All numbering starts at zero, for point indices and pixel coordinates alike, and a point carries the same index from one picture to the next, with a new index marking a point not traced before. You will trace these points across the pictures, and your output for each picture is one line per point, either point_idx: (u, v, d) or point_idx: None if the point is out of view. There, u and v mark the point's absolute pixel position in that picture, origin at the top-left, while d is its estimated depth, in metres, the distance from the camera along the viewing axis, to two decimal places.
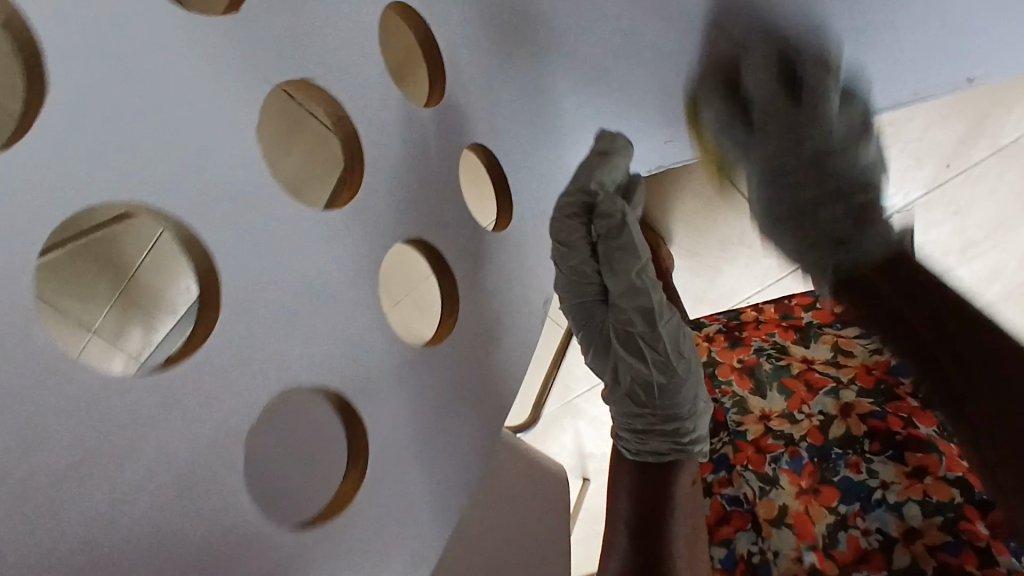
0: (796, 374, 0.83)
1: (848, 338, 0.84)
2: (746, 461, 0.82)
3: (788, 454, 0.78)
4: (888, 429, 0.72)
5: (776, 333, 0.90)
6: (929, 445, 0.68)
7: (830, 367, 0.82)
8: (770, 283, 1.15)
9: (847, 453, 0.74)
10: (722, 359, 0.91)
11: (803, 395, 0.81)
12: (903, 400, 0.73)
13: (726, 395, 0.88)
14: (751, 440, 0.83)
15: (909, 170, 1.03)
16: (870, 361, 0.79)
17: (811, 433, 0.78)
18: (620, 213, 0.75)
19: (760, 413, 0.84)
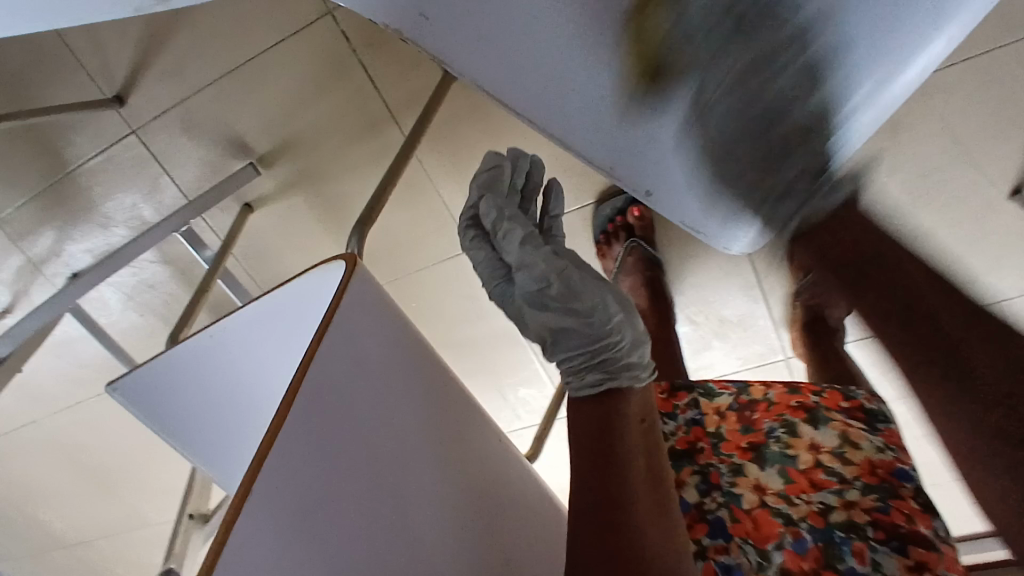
0: (801, 466, 0.78)
1: (856, 428, 0.78)
2: (744, 534, 0.76)
3: (791, 535, 0.74)
4: (890, 522, 0.71)
5: (785, 412, 0.82)
6: (930, 543, 0.69)
7: (836, 458, 0.77)
8: (751, 365, 1.20)
9: (850, 537, 0.71)
10: (728, 433, 0.84)
11: (804, 483, 0.77)
12: (905, 499, 0.72)
13: (724, 462, 0.82)
14: (747, 510, 0.77)
15: None
16: (874, 456, 0.75)
17: (811, 515, 0.74)
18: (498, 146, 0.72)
19: (755, 482, 0.79)
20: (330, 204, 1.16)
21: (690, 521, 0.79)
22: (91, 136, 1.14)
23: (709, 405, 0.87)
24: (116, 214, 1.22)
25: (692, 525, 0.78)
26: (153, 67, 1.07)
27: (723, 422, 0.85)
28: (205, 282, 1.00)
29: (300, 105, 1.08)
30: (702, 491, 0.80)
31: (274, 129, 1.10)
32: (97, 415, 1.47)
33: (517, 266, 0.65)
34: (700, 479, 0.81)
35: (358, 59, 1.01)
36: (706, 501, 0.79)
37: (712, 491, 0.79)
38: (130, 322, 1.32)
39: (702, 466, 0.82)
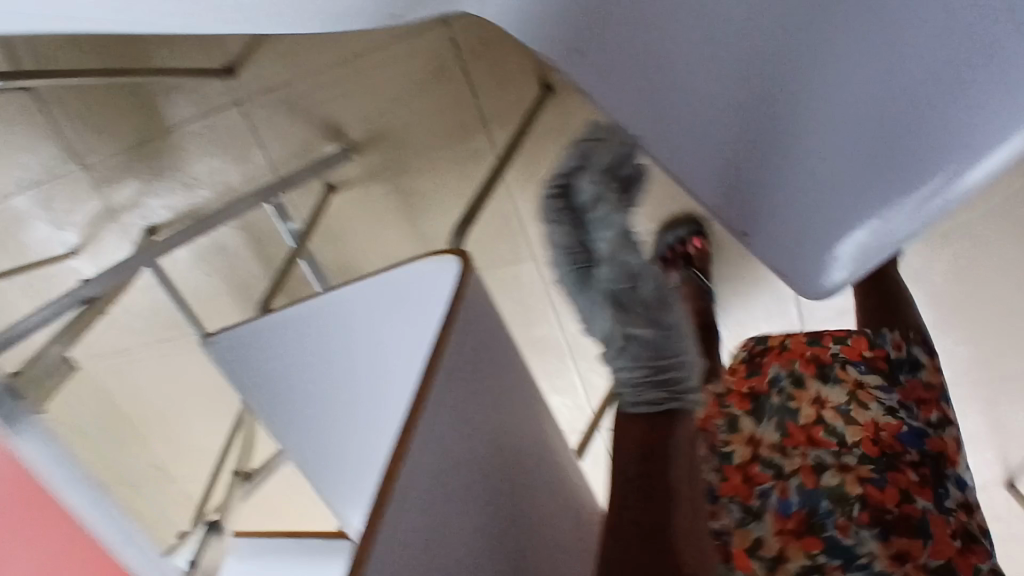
0: (801, 421, 0.83)
1: (867, 389, 0.82)
2: (731, 492, 0.84)
3: (778, 492, 0.80)
4: (880, 501, 0.75)
5: (797, 362, 0.87)
6: (920, 532, 0.74)
7: (839, 418, 0.81)
8: None
9: (835, 512, 0.76)
10: (736, 381, 0.92)
11: (800, 438, 0.82)
12: (903, 474, 0.77)
13: (722, 413, 0.90)
14: (739, 467, 0.85)
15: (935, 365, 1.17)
16: (880, 419, 0.79)
17: (804, 473, 0.80)
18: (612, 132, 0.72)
19: (748, 438, 0.87)
20: (408, 199, 1.22)
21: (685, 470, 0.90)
22: (194, 101, 1.21)
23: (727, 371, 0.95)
24: (202, 175, 1.29)
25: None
26: (270, 46, 1.14)
27: (734, 380, 0.92)
28: None
29: (398, 102, 1.14)
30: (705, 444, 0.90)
31: (370, 120, 1.16)
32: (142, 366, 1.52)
33: (610, 253, 0.68)
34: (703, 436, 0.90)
35: (464, 66, 1.08)
36: (709, 462, 0.88)
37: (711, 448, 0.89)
38: (195, 281, 1.39)
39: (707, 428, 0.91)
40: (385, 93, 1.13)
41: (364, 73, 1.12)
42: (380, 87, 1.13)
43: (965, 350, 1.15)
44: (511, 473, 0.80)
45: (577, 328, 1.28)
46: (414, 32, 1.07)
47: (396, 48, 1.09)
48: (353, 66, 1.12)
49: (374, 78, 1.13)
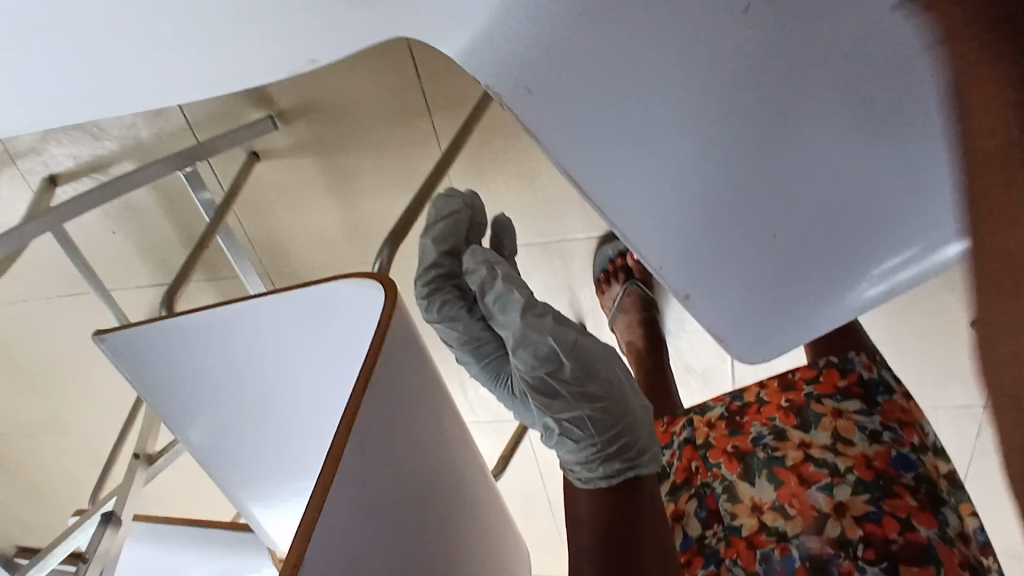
0: (788, 464, 0.81)
1: (847, 419, 0.82)
2: (735, 556, 0.79)
3: (780, 551, 0.77)
4: (883, 536, 0.74)
5: (777, 417, 0.85)
6: (927, 557, 0.72)
7: (827, 453, 0.80)
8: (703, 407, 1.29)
9: (839, 556, 0.74)
10: (715, 438, 0.87)
11: (796, 489, 0.79)
12: (900, 498, 0.75)
13: (716, 478, 0.84)
14: (744, 534, 0.79)
15: None
16: (868, 451, 0.79)
17: (804, 530, 0.77)
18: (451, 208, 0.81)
19: (751, 505, 0.81)
20: (339, 177, 1.14)
21: (690, 554, 0.81)
22: None
23: (701, 422, 0.90)
24: (111, 129, 1.16)
25: (692, 557, 0.81)
26: None
27: (712, 432, 0.88)
28: (206, 236, 0.97)
29: (332, 76, 1.03)
30: (703, 519, 0.83)
31: (299, 90, 1.06)
32: (38, 321, 1.41)
33: (519, 343, 0.72)
34: (698, 505, 0.84)
35: (408, 50, 0.97)
36: (705, 534, 0.82)
37: (712, 520, 0.82)
38: (99, 238, 1.27)
39: (698, 489, 0.86)
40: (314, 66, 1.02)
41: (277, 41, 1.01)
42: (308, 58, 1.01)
43: None
44: (444, 492, 0.76)
45: None
46: None
47: None
48: None
49: None
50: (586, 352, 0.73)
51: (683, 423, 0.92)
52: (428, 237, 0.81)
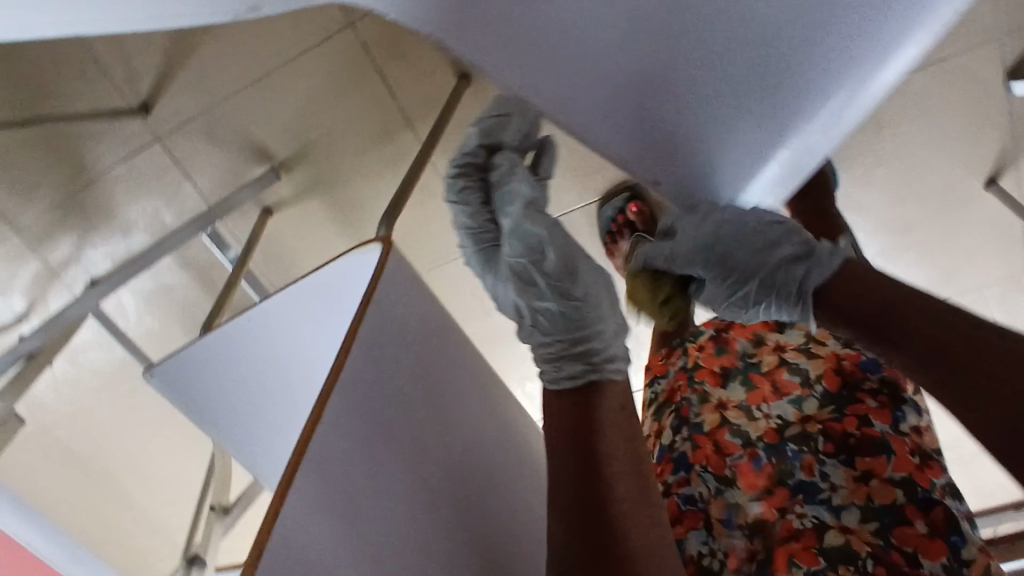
0: (764, 370, 0.84)
1: (823, 329, 0.82)
2: (703, 461, 0.82)
3: (747, 455, 0.80)
4: (840, 431, 0.75)
5: (758, 330, 0.88)
6: (879, 447, 0.72)
7: (799, 364, 0.82)
8: None
9: (802, 451, 0.76)
10: (701, 359, 0.91)
11: (765, 393, 0.82)
12: (862, 400, 0.75)
13: (694, 391, 0.88)
14: (708, 434, 0.83)
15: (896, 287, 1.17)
16: (836, 355, 0.79)
17: (767, 433, 0.79)
18: (511, 108, 0.86)
19: (716, 403, 0.85)
20: (346, 205, 1.22)
21: (664, 462, 0.87)
22: (114, 145, 1.18)
23: (692, 347, 0.92)
24: (138, 220, 1.27)
25: (665, 465, 0.86)
26: (177, 78, 1.13)
27: (701, 353, 0.91)
28: (233, 279, 1.06)
29: (318, 111, 1.14)
30: (676, 428, 0.87)
31: (292, 133, 1.16)
32: (109, 420, 1.50)
33: (512, 231, 0.76)
34: (675, 416, 0.88)
35: (375, 65, 1.09)
36: (675, 440, 0.86)
37: (684, 426, 0.87)
38: (146, 325, 1.36)
39: (678, 403, 0.89)
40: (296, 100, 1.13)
41: (272, 104, 1.13)
42: (293, 96, 1.13)
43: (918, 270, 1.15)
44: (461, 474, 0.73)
45: None
46: (330, 41, 1.07)
47: (304, 57, 1.09)
48: (263, 82, 1.12)
49: (286, 91, 1.12)
50: (572, 254, 0.76)
51: (678, 352, 0.95)
52: (474, 131, 0.87)
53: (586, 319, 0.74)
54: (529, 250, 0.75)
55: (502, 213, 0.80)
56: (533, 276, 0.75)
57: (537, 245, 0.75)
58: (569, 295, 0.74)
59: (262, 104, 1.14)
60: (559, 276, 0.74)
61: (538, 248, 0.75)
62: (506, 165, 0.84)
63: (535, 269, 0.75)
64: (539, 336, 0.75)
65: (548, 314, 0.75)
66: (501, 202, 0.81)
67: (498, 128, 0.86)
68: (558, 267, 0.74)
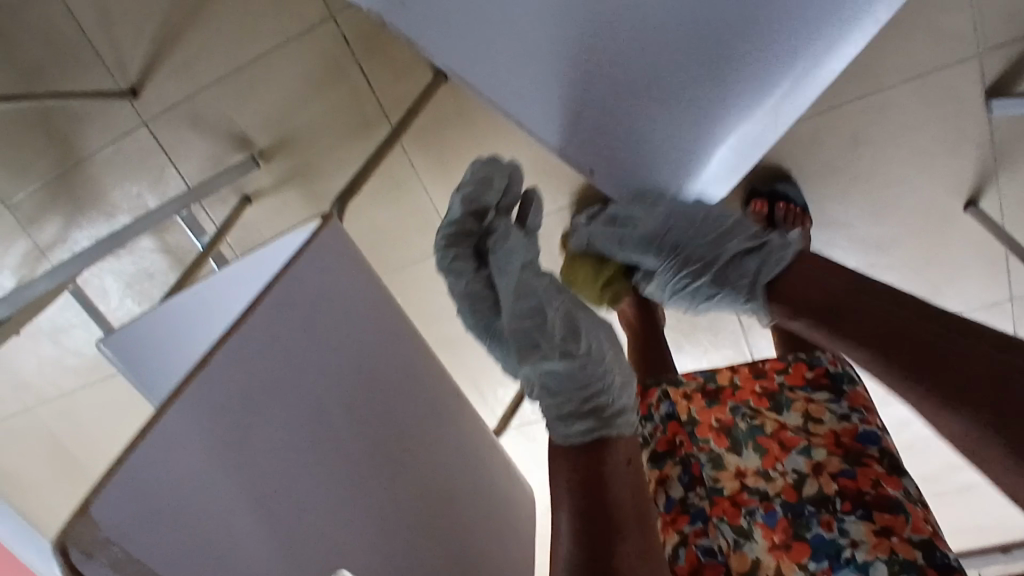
0: (768, 433, 0.82)
1: (818, 404, 0.83)
2: (721, 513, 0.80)
3: (764, 508, 0.78)
4: (856, 489, 0.75)
5: (750, 399, 0.86)
6: (897, 507, 0.72)
7: (801, 428, 0.82)
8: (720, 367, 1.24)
9: (820, 511, 0.75)
10: (698, 415, 0.87)
11: (776, 454, 0.81)
12: (870, 464, 0.76)
13: (703, 449, 0.84)
14: (728, 495, 0.80)
15: None
16: (837, 428, 0.80)
17: (785, 490, 0.78)
18: (484, 165, 0.91)
19: (734, 470, 0.82)
20: (322, 202, 1.22)
21: (674, 514, 0.81)
22: (105, 127, 1.23)
23: (679, 396, 0.89)
24: (121, 202, 1.28)
25: (677, 516, 0.81)
26: (165, 65, 1.16)
27: (692, 405, 0.88)
28: (200, 258, 1.07)
29: (297, 105, 1.15)
30: (686, 485, 0.82)
31: (272, 125, 1.17)
32: (89, 403, 1.51)
33: (518, 292, 0.81)
34: (682, 470, 0.83)
35: (356, 60, 1.10)
36: (690, 495, 0.81)
37: (696, 484, 0.82)
38: (126, 308, 1.38)
39: (682, 457, 0.84)
40: (274, 89, 1.14)
41: (251, 92, 1.15)
42: (272, 85, 1.14)
43: (893, 295, 1.13)
44: (382, 450, 0.72)
45: None
46: (313, 32, 1.09)
47: (286, 46, 1.11)
48: (243, 70, 1.13)
49: (265, 80, 1.14)
50: (574, 316, 0.79)
51: (658, 396, 0.90)
52: (456, 197, 0.91)
53: (594, 378, 0.77)
54: (535, 320, 0.79)
55: (497, 273, 0.87)
56: (536, 346, 0.79)
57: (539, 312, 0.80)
58: (577, 358, 0.77)
59: (241, 91, 1.15)
60: (562, 345, 0.78)
61: (545, 317, 0.79)
62: (502, 227, 0.90)
63: (541, 338, 0.79)
64: (543, 397, 0.79)
65: (552, 374, 0.79)
66: (503, 260, 0.87)
67: (473, 185, 0.91)
68: (568, 327, 0.78)
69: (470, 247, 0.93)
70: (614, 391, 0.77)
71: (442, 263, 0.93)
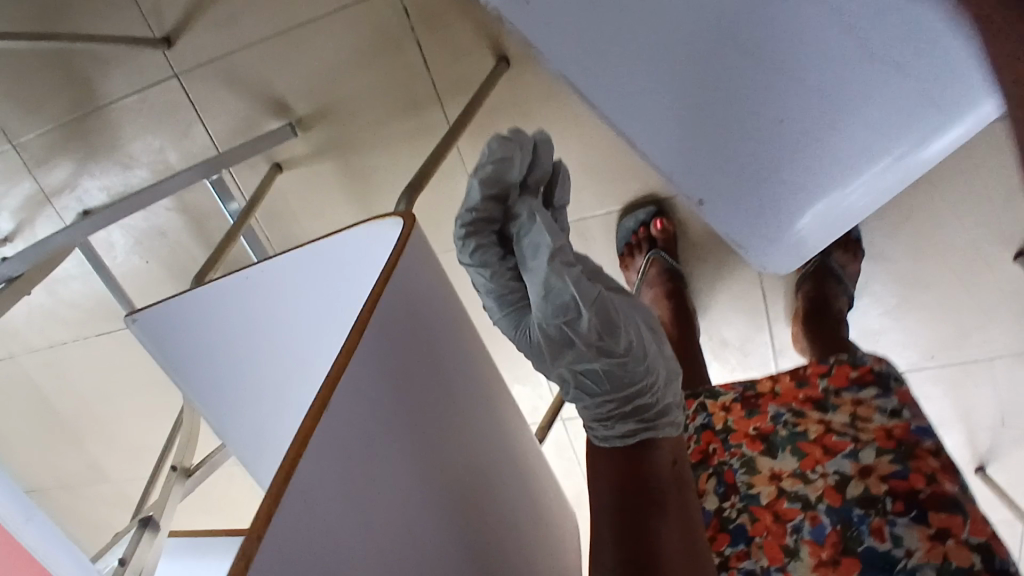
0: (812, 438, 0.76)
1: (866, 404, 0.77)
2: (763, 533, 0.72)
3: (809, 521, 0.71)
4: (909, 488, 0.68)
5: (794, 403, 0.81)
6: (953, 505, 0.65)
7: (848, 428, 0.76)
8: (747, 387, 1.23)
9: (869, 514, 0.68)
10: (734, 423, 0.81)
11: (818, 457, 0.74)
12: (923, 459, 0.70)
13: (734, 456, 0.79)
14: (766, 505, 0.74)
15: (902, 345, 1.15)
16: (888, 424, 0.74)
17: (828, 493, 0.71)
18: (512, 135, 0.64)
19: (770, 475, 0.76)
20: (358, 179, 1.17)
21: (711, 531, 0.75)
22: (131, 74, 1.15)
23: (715, 406, 0.84)
24: (141, 154, 1.21)
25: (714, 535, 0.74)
26: (205, 15, 1.08)
27: (729, 415, 0.83)
28: (233, 231, 1.02)
29: (345, 75, 1.08)
30: (720, 495, 0.77)
31: (314, 93, 1.11)
32: (81, 357, 1.45)
33: (545, 292, 0.64)
34: (716, 482, 0.77)
35: (414, 37, 1.04)
36: (725, 508, 0.75)
37: (731, 494, 0.76)
38: (133, 265, 1.31)
39: (715, 465, 0.79)
40: (322, 55, 1.08)
41: (297, 56, 1.08)
42: (320, 52, 1.07)
43: (930, 333, 1.13)
44: None
45: None
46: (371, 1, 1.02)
47: (340, 12, 1.04)
48: (290, 31, 1.07)
49: (313, 45, 1.07)
50: (610, 308, 0.66)
51: (695, 408, 0.86)
52: (473, 179, 0.66)
53: (636, 375, 0.69)
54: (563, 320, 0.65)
55: (524, 266, 0.66)
56: (570, 346, 0.68)
57: (570, 308, 0.64)
58: (616, 358, 0.68)
59: (286, 54, 1.08)
60: (595, 345, 0.67)
61: (579, 316, 0.65)
62: (532, 210, 0.66)
63: (572, 336, 0.66)
64: (583, 395, 0.72)
65: (591, 376, 0.70)
66: (528, 254, 0.65)
67: (502, 156, 0.64)
68: (608, 323, 0.66)
69: (494, 235, 0.72)
70: (658, 387, 0.71)
71: (463, 256, 0.72)
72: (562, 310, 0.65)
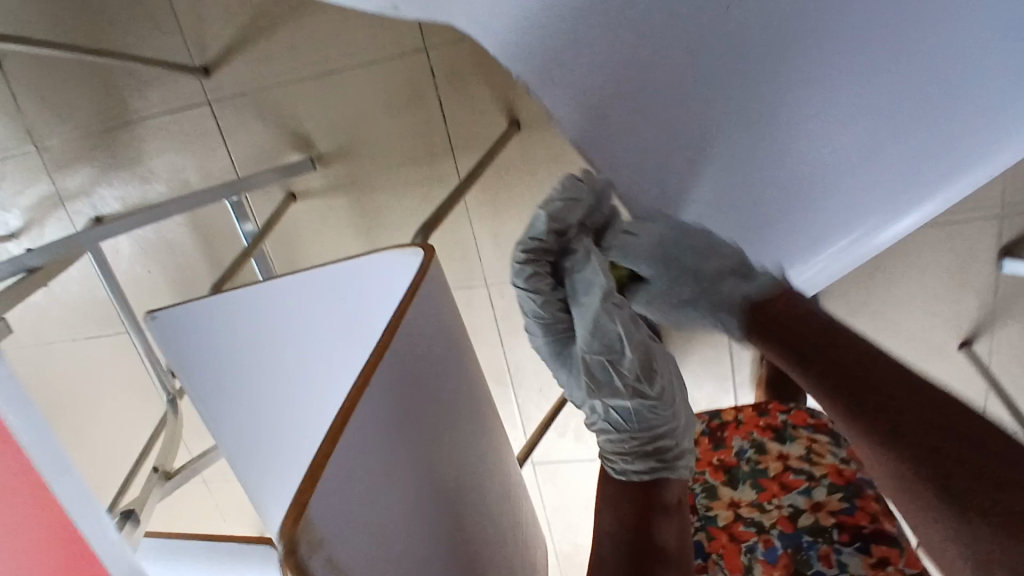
0: (770, 473, 0.82)
1: (821, 445, 0.84)
2: (720, 550, 0.77)
3: (762, 543, 0.75)
4: (855, 523, 0.74)
5: (754, 432, 0.88)
6: (893, 540, 0.71)
7: (802, 464, 0.82)
8: None
9: (817, 541, 0.73)
10: (699, 453, 0.89)
11: (775, 490, 0.80)
12: (869, 500, 0.76)
13: (698, 480, 0.85)
14: (723, 526, 0.79)
15: None
16: (840, 466, 0.81)
17: (782, 521, 0.76)
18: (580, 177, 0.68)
19: (729, 501, 0.81)
20: (366, 215, 1.25)
21: None
22: (165, 96, 1.23)
23: None
24: (161, 169, 1.28)
25: None
26: (245, 52, 1.17)
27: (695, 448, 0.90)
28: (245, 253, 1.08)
29: (368, 120, 1.18)
30: None
31: (338, 133, 1.20)
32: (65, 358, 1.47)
33: (594, 331, 0.65)
34: None
35: (438, 94, 1.14)
36: None
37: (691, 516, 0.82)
38: (135, 272, 1.36)
39: None
40: (350, 100, 1.17)
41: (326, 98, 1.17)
42: (349, 97, 1.17)
43: None
44: None
45: (521, 357, 1.32)
46: (402, 59, 1.12)
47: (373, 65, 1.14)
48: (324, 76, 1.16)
49: (342, 91, 1.17)
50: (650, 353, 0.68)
51: None
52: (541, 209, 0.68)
53: (664, 422, 0.70)
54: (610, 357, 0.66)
55: (574, 300, 0.68)
56: (608, 384, 0.68)
57: (614, 346, 0.66)
58: (650, 400, 0.68)
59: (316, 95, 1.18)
60: (633, 385, 0.67)
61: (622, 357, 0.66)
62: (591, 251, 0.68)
63: (614, 376, 0.67)
64: (604, 431, 0.72)
65: (618, 414, 0.70)
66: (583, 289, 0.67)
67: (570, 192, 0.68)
68: (647, 368, 0.67)
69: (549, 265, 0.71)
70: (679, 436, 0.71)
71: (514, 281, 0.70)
72: (608, 349, 0.66)
